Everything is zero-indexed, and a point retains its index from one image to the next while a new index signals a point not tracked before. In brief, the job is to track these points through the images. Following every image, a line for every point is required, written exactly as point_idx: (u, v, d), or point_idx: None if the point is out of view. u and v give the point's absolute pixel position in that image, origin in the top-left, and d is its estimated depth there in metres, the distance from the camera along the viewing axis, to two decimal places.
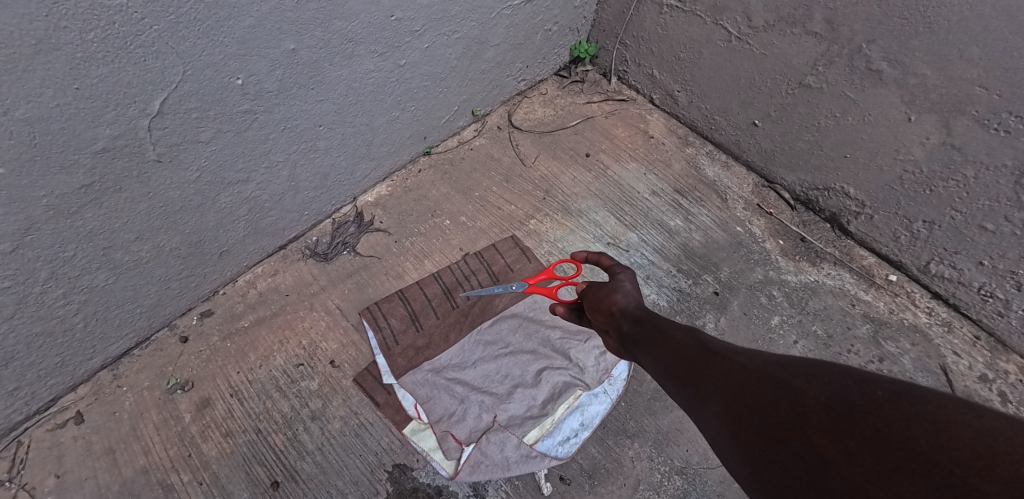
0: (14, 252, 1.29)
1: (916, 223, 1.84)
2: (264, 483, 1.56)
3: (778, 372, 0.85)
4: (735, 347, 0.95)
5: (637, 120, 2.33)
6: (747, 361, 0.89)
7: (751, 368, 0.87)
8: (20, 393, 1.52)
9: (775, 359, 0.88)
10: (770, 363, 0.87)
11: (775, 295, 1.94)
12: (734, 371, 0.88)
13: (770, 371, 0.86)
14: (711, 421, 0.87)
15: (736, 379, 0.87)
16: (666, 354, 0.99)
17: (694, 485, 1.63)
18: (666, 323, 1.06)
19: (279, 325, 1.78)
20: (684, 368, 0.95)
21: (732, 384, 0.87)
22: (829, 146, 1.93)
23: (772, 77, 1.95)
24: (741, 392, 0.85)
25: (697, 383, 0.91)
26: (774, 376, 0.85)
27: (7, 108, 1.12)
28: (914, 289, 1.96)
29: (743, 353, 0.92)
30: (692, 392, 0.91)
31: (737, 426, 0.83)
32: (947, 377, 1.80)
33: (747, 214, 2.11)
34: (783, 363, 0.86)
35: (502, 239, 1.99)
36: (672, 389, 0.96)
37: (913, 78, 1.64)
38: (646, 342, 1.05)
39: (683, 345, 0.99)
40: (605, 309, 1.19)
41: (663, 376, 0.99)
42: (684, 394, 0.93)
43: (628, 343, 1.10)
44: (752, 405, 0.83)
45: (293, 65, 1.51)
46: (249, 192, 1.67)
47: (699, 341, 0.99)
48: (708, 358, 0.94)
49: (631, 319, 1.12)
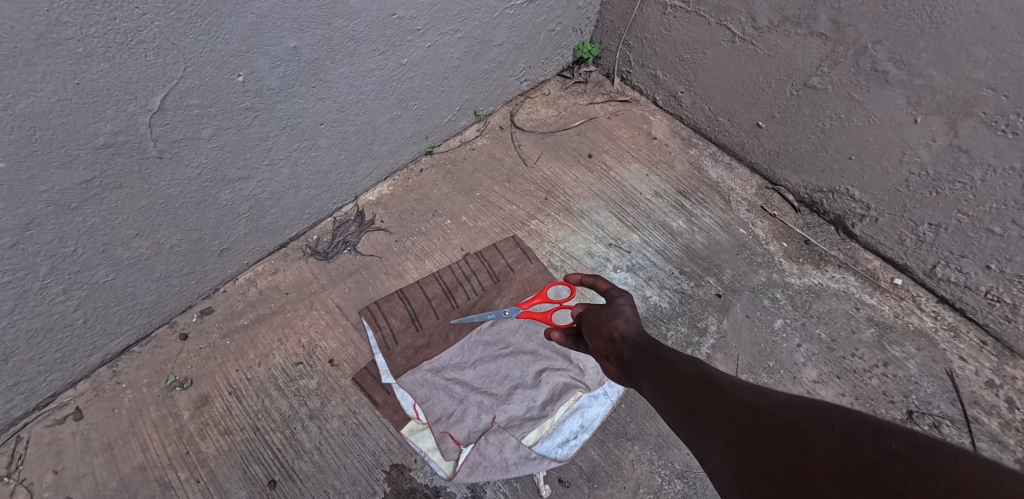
0: (14, 247, 1.29)
1: (922, 226, 1.82)
2: (262, 482, 1.56)
3: (786, 413, 0.84)
4: (741, 383, 0.94)
5: (640, 121, 2.33)
6: (754, 400, 0.89)
7: (758, 407, 0.87)
8: (19, 389, 1.52)
9: (784, 399, 0.87)
10: (778, 403, 0.87)
11: (778, 297, 1.92)
12: (740, 410, 0.88)
13: (778, 411, 0.85)
14: (715, 459, 0.86)
15: (742, 418, 0.86)
16: (671, 388, 0.98)
17: (695, 489, 1.61)
18: (670, 354, 1.06)
19: (279, 323, 1.77)
20: (689, 404, 0.94)
21: (737, 422, 0.86)
22: (834, 147, 1.91)
23: (776, 78, 1.94)
24: (747, 433, 0.84)
25: (704, 421, 0.90)
26: (782, 417, 0.84)
27: (8, 102, 1.12)
28: (919, 293, 1.93)
29: (749, 391, 0.91)
30: (696, 428, 0.91)
31: (742, 469, 0.82)
32: (953, 382, 1.77)
33: (751, 216, 2.09)
34: (792, 405, 0.85)
35: (504, 240, 1.98)
36: (677, 424, 0.95)
37: (919, 79, 1.62)
38: (649, 373, 1.04)
39: (688, 379, 0.98)
40: (606, 335, 1.18)
41: (666, 409, 0.98)
42: (688, 429, 0.93)
43: (630, 371, 1.09)
44: (758, 445, 0.82)
45: (294, 63, 1.51)
46: (251, 190, 1.67)
47: (703, 374, 0.98)
48: (713, 395, 0.93)
49: (633, 347, 1.11)
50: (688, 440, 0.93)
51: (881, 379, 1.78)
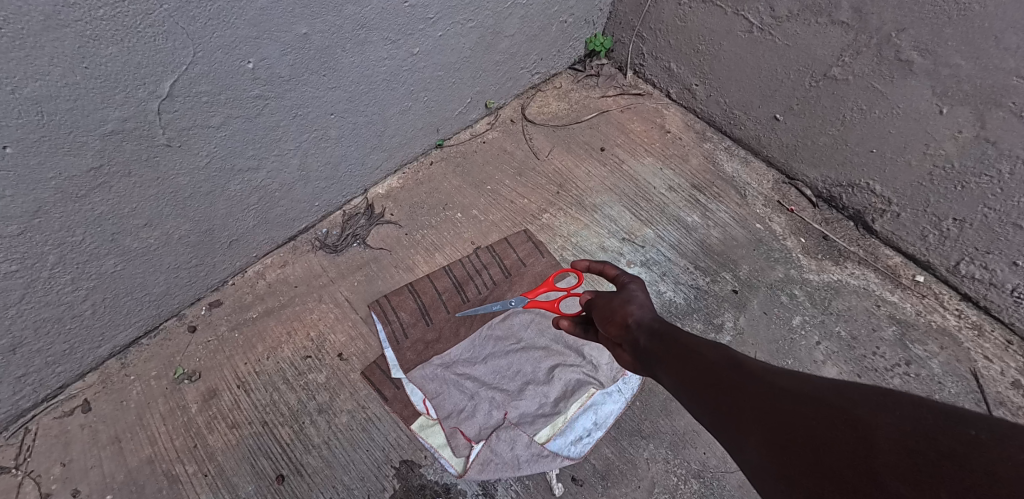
0: (22, 235, 1.28)
1: (946, 221, 1.77)
2: (269, 476, 1.53)
3: (833, 399, 0.80)
4: (772, 368, 0.90)
5: (654, 114, 2.29)
6: (792, 386, 0.84)
7: (797, 393, 0.83)
8: (28, 380, 1.51)
9: (827, 384, 0.83)
10: (820, 388, 0.82)
11: (796, 294, 1.87)
12: (777, 396, 0.83)
13: (822, 397, 0.81)
14: (752, 449, 0.82)
15: (781, 406, 0.82)
16: (696, 375, 0.94)
17: (711, 489, 1.57)
18: (691, 339, 1.02)
19: (287, 316, 1.75)
20: (718, 391, 0.90)
21: (776, 411, 0.82)
22: (854, 139, 1.86)
23: (794, 68, 1.89)
24: (789, 422, 0.80)
25: (737, 409, 0.86)
26: (828, 403, 0.79)
27: (15, 86, 1.11)
28: (942, 290, 1.88)
29: (784, 376, 0.87)
30: (726, 417, 0.87)
31: (785, 459, 0.78)
32: (978, 383, 1.71)
33: (768, 211, 2.05)
34: (839, 390, 0.81)
35: (515, 233, 1.95)
36: (704, 413, 0.91)
37: (945, 68, 1.57)
38: (669, 361, 1.00)
39: (713, 365, 0.94)
40: (619, 321, 1.14)
41: (689, 397, 0.94)
42: (717, 419, 0.89)
43: (647, 358, 1.05)
44: (803, 436, 0.78)
45: (304, 50, 1.50)
46: (260, 181, 1.65)
47: (730, 359, 0.94)
48: (744, 380, 0.89)
49: (649, 333, 1.07)
50: (716, 431, 0.89)
51: (903, 379, 1.72)
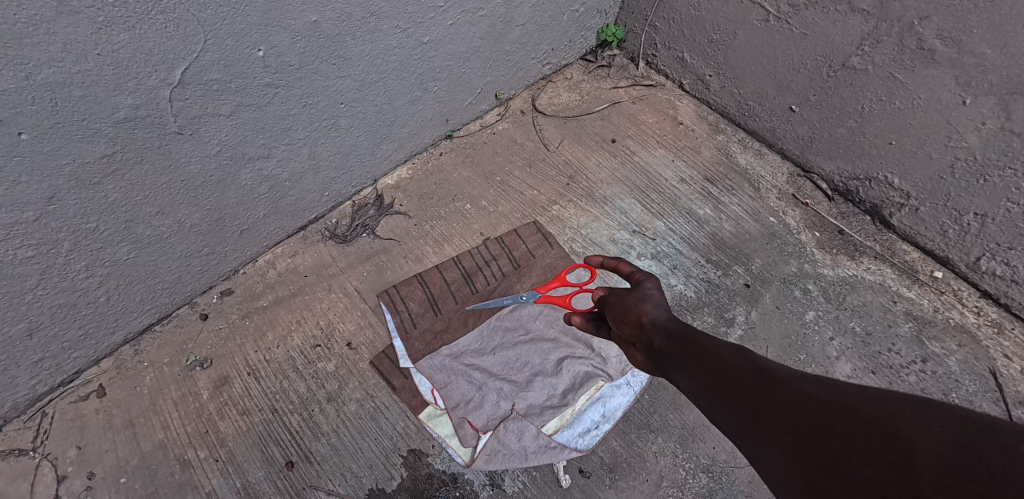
0: (38, 221, 1.30)
1: (966, 215, 1.73)
2: (279, 463, 1.55)
3: (867, 408, 0.79)
4: (798, 373, 0.88)
5: (666, 106, 2.26)
6: (820, 393, 0.83)
7: (827, 401, 0.81)
8: (45, 364, 1.54)
9: (859, 391, 0.81)
10: (852, 396, 0.81)
11: (810, 289, 1.84)
12: (804, 403, 0.82)
13: (855, 405, 0.79)
14: (776, 458, 0.82)
15: (810, 415, 0.81)
16: (716, 380, 0.93)
17: (720, 484, 1.55)
18: (708, 341, 1.00)
19: (297, 305, 1.77)
20: (740, 397, 0.88)
21: (805, 420, 0.81)
22: (872, 131, 1.83)
23: (811, 58, 1.86)
24: (818, 432, 0.79)
25: (759, 416, 0.85)
26: (860, 411, 0.78)
27: (30, 72, 1.13)
28: (961, 287, 1.84)
29: (811, 382, 0.85)
30: (749, 424, 0.86)
31: (813, 468, 0.77)
32: (997, 381, 1.67)
33: (782, 205, 2.02)
34: (874, 398, 0.79)
35: (524, 225, 1.94)
36: (724, 419, 0.90)
37: (969, 57, 1.53)
38: (686, 363, 0.98)
39: (732, 369, 0.92)
40: (633, 320, 1.13)
41: (708, 401, 0.93)
42: (738, 426, 0.87)
43: (662, 360, 1.04)
44: (835, 447, 0.77)
45: (314, 38, 1.50)
46: (270, 170, 1.67)
47: (751, 362, 0.92)
48: (767, 385, 0.87)
49: (665, 333, 1.06)
50: (737, 436, 0.88)
51: (919, 376, 1.69)
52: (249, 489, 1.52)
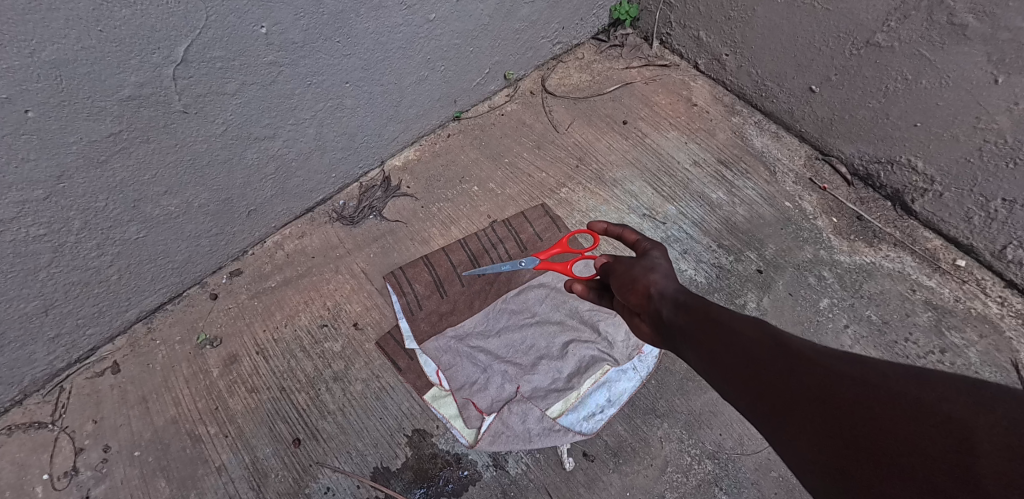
0: (47, 200, 1.32)
1: (994, 201, 1.66)
2: (287, 440, 1.57)
3: (909, 389, 0.73)
4: (826, 349, 0.82)
5: (681, 86, 2.21)
6: (853, 371, 0.77)
7: (860, 380, 0.76)
8: (61, 341, 1.58)
9: (901, 370, 0.75)
10: (893, 376, 0.75)
11: (825, 276, 1.79)
12: (836, 384, 0.76)
13: (896, 386, 0.74)
14: (801, 447, 0.76)
15: (842, 398, 0.75)
16: (732, 358, 0.87)
17: (726, 471, 1.54)
18: (722, 313, 0.94)
19: (305, 286, 1.78)
20: (759, 378, 0.82)
21: (835, 404, 0.75)
22: (896, 113, 1.76)
23: (833, 35, 1.79)
24: (852, 416, 0.73)
25: (784, 400, 0.79)
26: (902, 392, 0.72)
27: (33, 49, 1.14)
28: (985, 276, 1.77)
29: (842, 358, 0.79)
30: (769, 408, 0.80)
31: (846, 457, 0.72)
32: (1018, 373, 1.62)
33: (798, 189, 1.96)
34: (918, 378, 0.74)
35: (532, 207, 1.93)
36: (742, 402, 0.84)
37: (1004, 32, 1.46)
38: (699, 338, 0.93)
39: (750, 345, 0.86)
40: (641, 290, 1.08)
41: (724, 381, 0.87)
42: (757, 409, 0.82)
43: (673, 334, 0.99)
44: (871, 434, 0.72)
45: (318, 15, 1.50)
46: (277, 149, 1.67)
47: (772, 337, 0.86)
48: (792, 365, 0.81)
49: (675, 305, 1.01)
50: (757, 420, 0.83)
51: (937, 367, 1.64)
52: (257, 464, 1.54)
